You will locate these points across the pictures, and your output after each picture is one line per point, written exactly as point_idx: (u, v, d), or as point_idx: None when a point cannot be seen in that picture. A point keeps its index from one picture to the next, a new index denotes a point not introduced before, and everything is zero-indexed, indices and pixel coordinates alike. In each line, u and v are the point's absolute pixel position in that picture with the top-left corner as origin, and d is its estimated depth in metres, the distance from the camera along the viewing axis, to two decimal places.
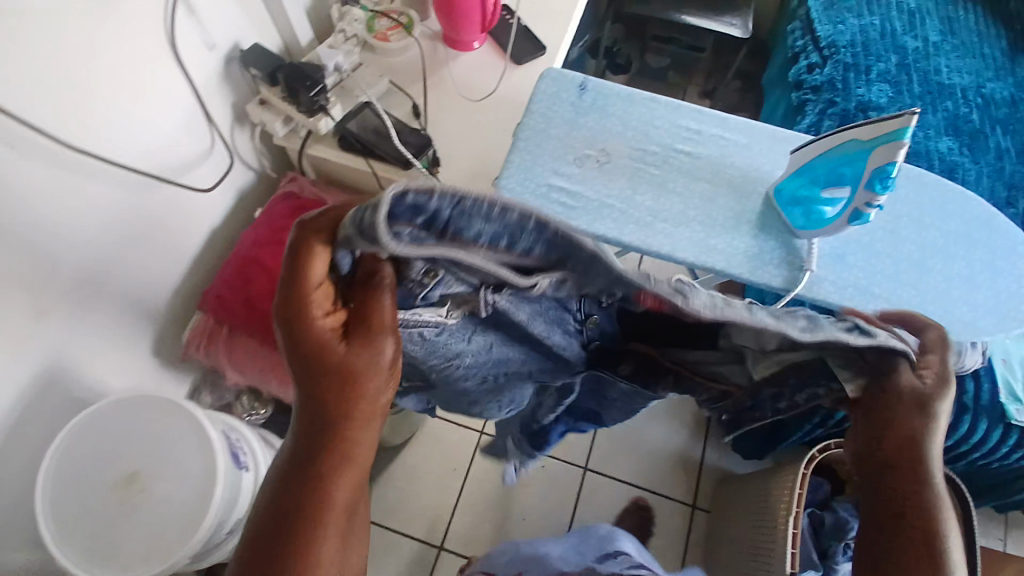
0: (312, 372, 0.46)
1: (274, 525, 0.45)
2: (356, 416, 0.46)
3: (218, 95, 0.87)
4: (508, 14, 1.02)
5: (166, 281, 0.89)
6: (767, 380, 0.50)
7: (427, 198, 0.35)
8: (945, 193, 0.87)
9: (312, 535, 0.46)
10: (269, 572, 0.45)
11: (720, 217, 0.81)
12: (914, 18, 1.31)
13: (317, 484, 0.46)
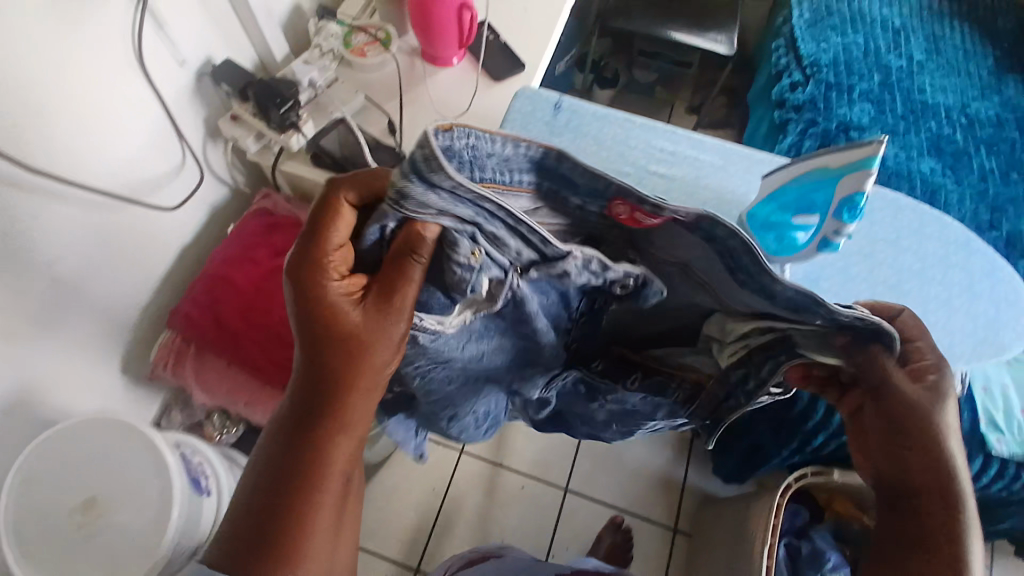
0: (325, 337, 0.55)
1: (285, 466, 0.55)
2: (362, 379, 0.56)
3: (191, 112, 0.86)
4: (487, 31, 1.02)
5: (134, 298, 0.88)
6: (734, 364, 0.55)
7: (453, 141, 0.43)
8: (920, 216, 0.86)
9: (316, 473, 0.55)
10: (277, 497, 0.55)
11: None
12: (899, 36, 1.30)
13: (327, 431, 0.56)
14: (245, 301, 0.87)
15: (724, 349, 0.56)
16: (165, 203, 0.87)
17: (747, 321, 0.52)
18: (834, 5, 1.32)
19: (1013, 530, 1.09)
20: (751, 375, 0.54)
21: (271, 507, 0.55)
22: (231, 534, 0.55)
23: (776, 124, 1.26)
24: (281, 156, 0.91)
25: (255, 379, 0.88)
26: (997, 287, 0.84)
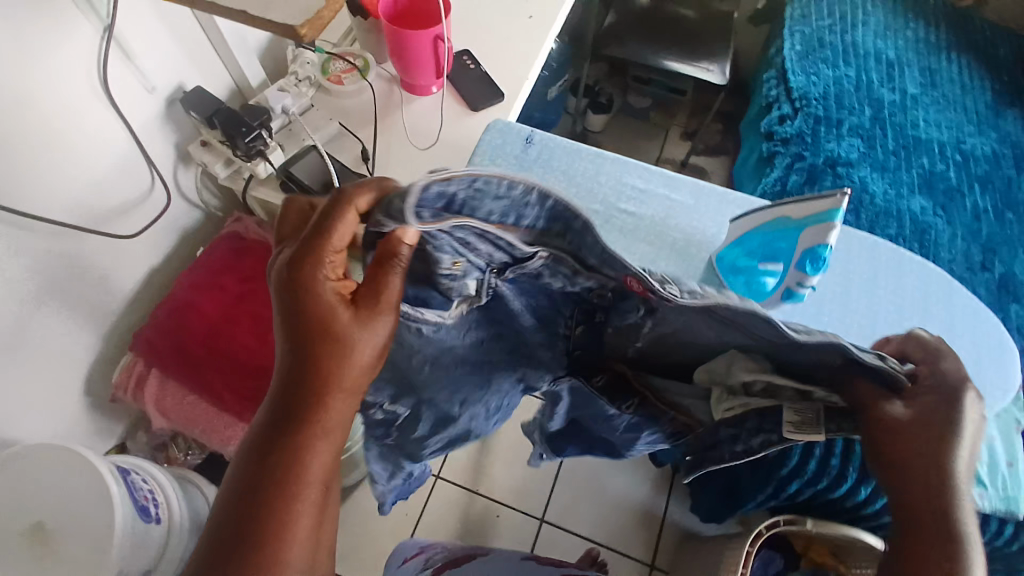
0: (312, 340, 0.52)
1: (261, 478, 0.52)
2: (347, 383, 0.53)
3: (161, 137, 0.86)
4: (467, 59, 1.01)
5: (98, 321, 0.88)
6: (726, 420, 0.54)
7: (446, 185, 0.41)
8: (892, 255, 0.83)
9: (292, 483, 0.52)
10: (252, 506, 0.51)
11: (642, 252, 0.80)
12: (892, 69, 1.27)
13: (305, 438, 0.52)
14: (208, 327, 0.87)
15: (722, 399, 0.54)
16: (127, 230, 0.87)
17: (751, 372, 0.52)
18: (826, 37, 1.31)
19: None
20: (742, 438, 0.54)
21: (245, 520, 0.51)
22: (202, 551, 0.51)
23: (764, 156, 1.24)
24: (251, 183, 0.90)
25: (212, 407, 0.86)
26: (977, 339, 0.80)
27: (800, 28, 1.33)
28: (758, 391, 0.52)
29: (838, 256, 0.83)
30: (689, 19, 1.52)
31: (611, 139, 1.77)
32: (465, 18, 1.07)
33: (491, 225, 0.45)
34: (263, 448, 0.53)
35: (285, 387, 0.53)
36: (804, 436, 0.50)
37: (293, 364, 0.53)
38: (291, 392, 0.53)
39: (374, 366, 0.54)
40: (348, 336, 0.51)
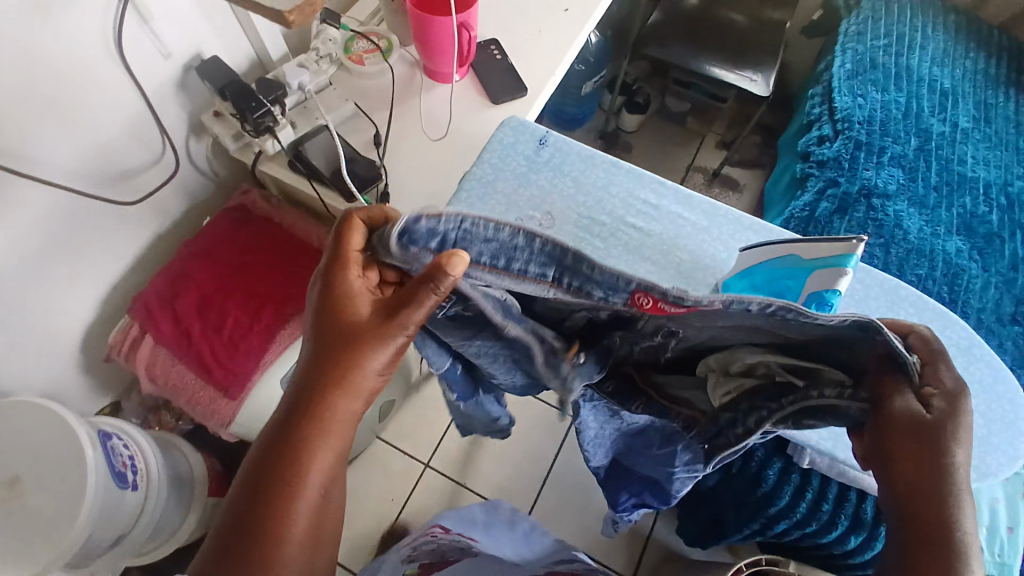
0: (330, 342, 0.53)
1: (264, 471, 0.52)
2: (352, 386, 0.53)
3: (172, 104, 0.85)
4: (493, 49, 0.98)
5: (99, 281, 0.89)
6: (722, 405, 0.53)
7: (436, 222, 0.44)
8: (914, 300, 0.78)
9: (288, 484, 0.52)
10: (252, 503, 0.52)
11: (647, 258, 0.77)
12: (946, 99, 1.19)
13: (307, 437, 0.52)
14: (203, 298, 0.88)
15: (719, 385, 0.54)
16: (127, 198, 0.87)
17: (748, 354, 0.52)
18: (879, 58, 1.23)
19: None
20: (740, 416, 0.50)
21: (246, 512, 0.52)
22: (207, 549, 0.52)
23: (797, 177, 1.18)
24: (261, 158, 0.90)
25: (198, 378, 0.86)
26: (993, 403, 0.74)
27: (853, 46, 1.26)
28: (752, 371, 0.52)
29: (854, 294, 0.78)
30: (738, 24, 1.45)
31: (644, 141, 1.71)
32: (496, 6, 1.04)
33: (480, 265, 0.46)
34: (272, 443, 0.53)
35: (301, 386, 0.54)
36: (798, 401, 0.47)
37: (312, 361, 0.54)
38: (304, 391, 0.53)
39: (383, 373, 0.54)
40: (359, 342, 0.52)
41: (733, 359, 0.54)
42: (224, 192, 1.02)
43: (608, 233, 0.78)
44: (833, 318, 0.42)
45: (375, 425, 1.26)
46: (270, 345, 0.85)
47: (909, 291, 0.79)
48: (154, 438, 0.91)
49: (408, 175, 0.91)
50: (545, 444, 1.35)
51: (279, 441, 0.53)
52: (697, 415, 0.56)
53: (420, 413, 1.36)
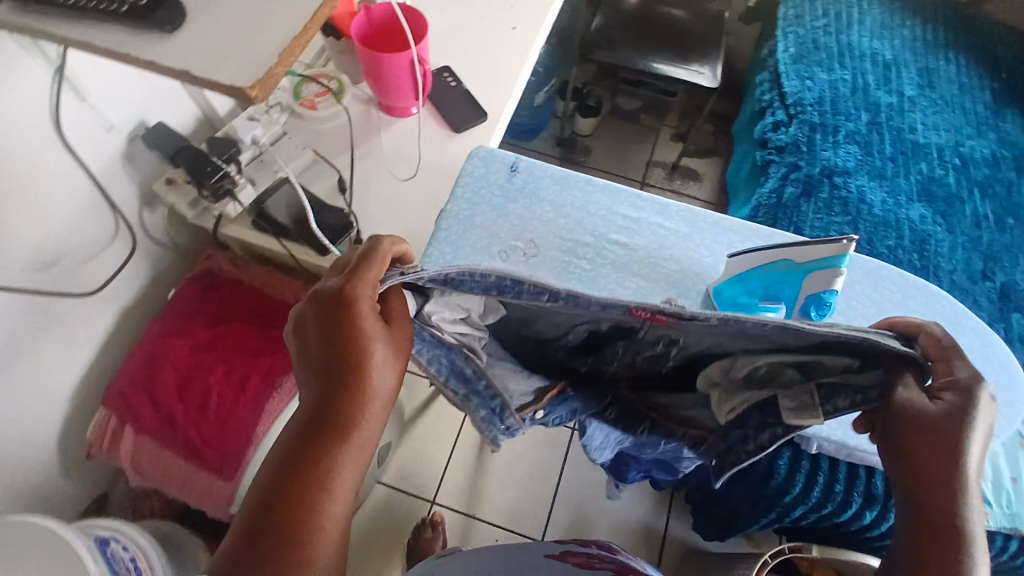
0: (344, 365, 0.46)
1: (274, 517, 0.44)
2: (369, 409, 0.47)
3: (122, 178, 0.81)
4: (448, 76, 0.94)
5: (68, 375, 0.83)
6: (733, 421, 0.51)
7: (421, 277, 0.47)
8: (894, 277, 0.80)
9: (311, 533, 0.44)
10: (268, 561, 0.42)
11: (634, 283, 0.76)
12: (889, 70, 1.23)
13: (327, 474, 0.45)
14: (182, 375, 0.83)
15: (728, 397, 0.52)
16: (87, 285, 0.82)
17: (749, 357, 0.50)
18: (820, 39, 1.26)
19: None
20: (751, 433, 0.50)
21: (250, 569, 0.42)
22: None
23: (758, 164, 1.21)
24: (222, 222, 0.85)
25: (187, 462, 0.82)
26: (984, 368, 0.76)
27: (794, 30, 1.29)
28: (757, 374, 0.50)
29: (847, 291, 0.78)
30: (681, 20, 1.47)
31: (601, 143, 1.72)
32: (444, 31, 1.01)
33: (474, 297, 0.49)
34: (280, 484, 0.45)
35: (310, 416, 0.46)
36: (803, 422, 0.46)
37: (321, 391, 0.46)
38: (314, 421, 0.46)
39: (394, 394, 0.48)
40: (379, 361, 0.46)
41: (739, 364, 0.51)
42: (187, 259, 0.97)
43: (594, 256, 0.77)
44: (825, 328, 0.42)
45: (376, 470, 1.22)
46: (260, 415, 0.81)
47: (891, 270, 0.80)
48: (150, 532, 0.86)
49: (379, 216, 0.88)
50: (548, 460, 1.34)
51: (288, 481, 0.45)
52: (705, 433, 0.55)
53: (419, 449, 1.33)
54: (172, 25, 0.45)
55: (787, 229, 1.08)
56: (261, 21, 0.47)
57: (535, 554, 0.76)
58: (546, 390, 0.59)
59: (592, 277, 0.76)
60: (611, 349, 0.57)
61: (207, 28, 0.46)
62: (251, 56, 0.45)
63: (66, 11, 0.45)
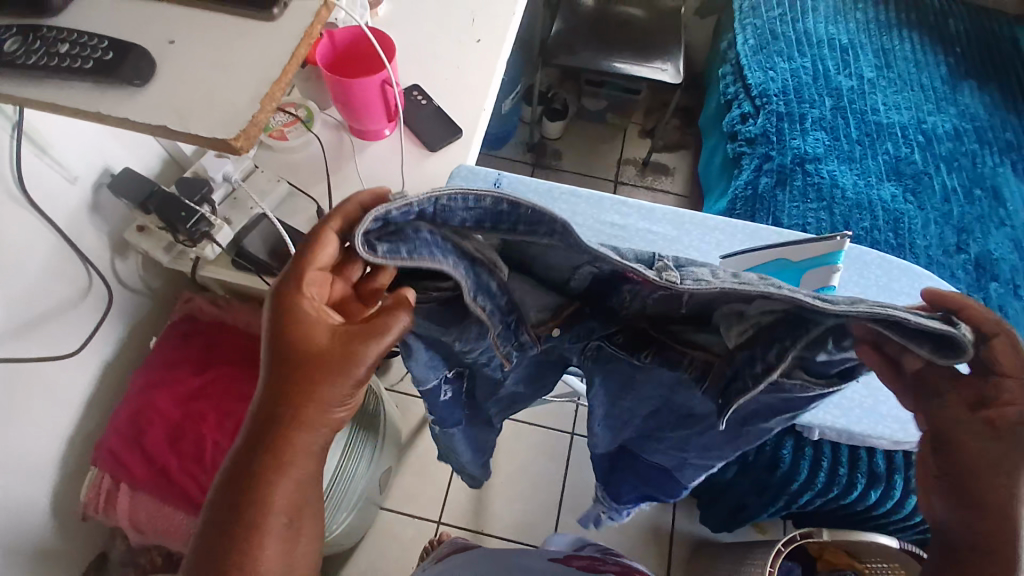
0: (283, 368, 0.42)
1: (212, 546, 0.41)
2: (305, 419, 0.42)
3: (91, 230, 0.78)
4: (418, 95, 0.92)
5: (54, 440, 0.80)
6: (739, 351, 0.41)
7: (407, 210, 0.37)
8: (880, 262, 0.81)
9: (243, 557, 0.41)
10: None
11: (634, 234, 0.80)
12: (847, 55, 1.26)
13: (258, 490, 0.41)
14: (173, 427, 0.80)
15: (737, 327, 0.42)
16: (65, 346, 0.78)
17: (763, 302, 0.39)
18: (778, 29, 1.29)
19: None
20: (760, 355, 0.40)
21: None
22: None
23: (729, 157, 1.22)
24: (199, 264, 0.82)
25: (187, 516, 0.79)
26: None
27: (751, 21, 1.31)
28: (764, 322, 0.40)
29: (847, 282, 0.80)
30: (639, 19, 1.49)
31: (571, 146, 1.72)
32: (410, 49, 0.99)
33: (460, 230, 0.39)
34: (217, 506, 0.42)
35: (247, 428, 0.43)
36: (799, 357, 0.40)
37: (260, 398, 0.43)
38: (251, 437, 0.43)
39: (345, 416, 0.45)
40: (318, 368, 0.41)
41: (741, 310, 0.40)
42: (165, 304, 0.94)
43: (589, 218, 0.81)
44: (848, 307, 0.35)
45: (379, 497, 1.20)
46: None
47: (878, 258, 0.82)
48: None
49: None
50: (550, 470, 1.33)
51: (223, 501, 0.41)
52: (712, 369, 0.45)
53: (420, 471, 1.31)
54: (140, 78, 0.46)
55: (766, 220, 1.09)
56: (231, 67, 0.47)
57: (539, 558, 0.75)
58: (563, 308, 0.47)
59: (596, 228, 0.80)
60: (620, 294, 0.45)
61: (176, 77, 0.46)
62: (228, 105, 0.45)
63: (30, 72, 0.44)
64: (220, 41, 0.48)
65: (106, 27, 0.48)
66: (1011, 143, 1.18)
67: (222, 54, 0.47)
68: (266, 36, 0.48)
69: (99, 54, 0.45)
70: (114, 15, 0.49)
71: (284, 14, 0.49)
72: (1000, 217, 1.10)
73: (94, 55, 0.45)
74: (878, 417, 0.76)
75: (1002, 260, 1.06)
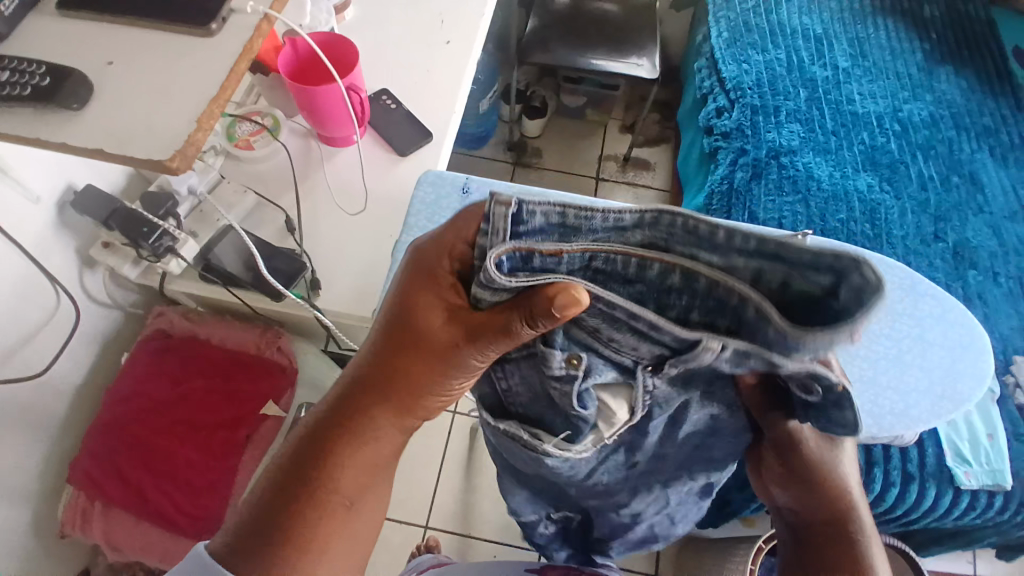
0: (344, 383, 0.50)
1: (304, 451, 0.48)
2: (402, 397, 0.48)
3: (57, 249, 0.77)
4: (386, 98, 0.91)
5: (24, 462, 0.79)
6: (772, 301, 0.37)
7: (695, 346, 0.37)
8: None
9: (313, 488, 0.46)
10: (301, 480, 0.46)
11: None
12: (821, 45, 1.26)
13: (343, 450, 0.47)
14: (147, 445, 0.80)
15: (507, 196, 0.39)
16: (35, 365, 0.77)
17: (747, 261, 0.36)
18: (752, 21, 1.28)
19: (1006, 548, 1.00)
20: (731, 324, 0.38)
21: (288, 498, 0.46)
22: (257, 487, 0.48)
23: (706, 152, 1.20)
24: (167, 278, 0.83)
25: (164, 532, 0.79)
26: (948, 330, 0.76)
27: (724, 14, 1.29)
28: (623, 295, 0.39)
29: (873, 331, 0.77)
30: (613, 15, 1.47)
31: (551, 143, 1.67)
32: (375, 54, 0.97)
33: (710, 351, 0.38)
34: (235, 545, 0.46)
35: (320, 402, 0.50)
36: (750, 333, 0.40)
37: (319, 407, 0.49)
38: (360, 407, 0.48)
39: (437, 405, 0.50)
40: (430, 365, 0.47)
41: (511, 242, 0.37)
42: (136, 321, 0.93)
43: None
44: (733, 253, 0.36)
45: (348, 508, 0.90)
46: (234, 474, 0.81)
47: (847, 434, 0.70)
48: None
49: (331, 251, 0.83)
50: None
51: (236, 543, 0.46)
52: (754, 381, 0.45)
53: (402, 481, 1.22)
54: (77, 102, 0.45)
55: (743, 215, 1.07)
56: (172, 89, 0.46)
57: (516, 569, 0.74)
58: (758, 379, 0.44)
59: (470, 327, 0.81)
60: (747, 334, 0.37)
61: (114, 102, 0.46)
62: (166, 127, 0.45)
63: None
64: (159, 61, 0.47)
65: (42, 50, 0.47)
66: (989, 128, 1.18)
67: (162, 75, 0.47)
68: (204, 53, 0.48)
69: (36, 80, 0.44)
70: (51, 39, 0.48)
71: (223, 29, 0.48)
72: (978, 204, 1.10)
73: (31, 81, 0.44)
74: (877, 388, 0.72)
75: (980, 248, 1.06)
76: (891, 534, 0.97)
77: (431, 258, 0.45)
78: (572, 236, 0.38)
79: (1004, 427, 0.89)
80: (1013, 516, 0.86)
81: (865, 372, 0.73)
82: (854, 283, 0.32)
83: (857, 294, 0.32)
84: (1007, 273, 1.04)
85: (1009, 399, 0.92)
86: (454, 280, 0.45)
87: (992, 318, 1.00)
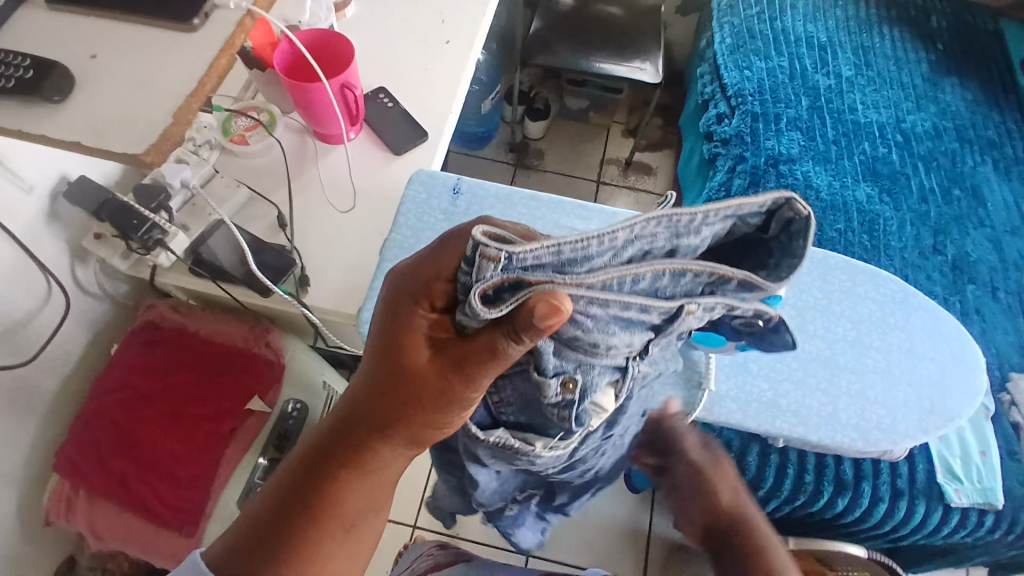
0: (340, 418, 0.49)
1: (301, 480, 0.48)
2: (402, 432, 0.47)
3: (49, 238, 0.77)
4: (383, 97, 0.91)
5: (11, 448, 0.79)
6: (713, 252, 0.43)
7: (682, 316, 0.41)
8: (791, 410, 0.70)
9: (312, 513, 0.47)
10: (299, 507, 0.47)
11: None
12: (825, 53, 1.24)
13: (343, 481, 0.47)
14: (132, 438, 0.80)
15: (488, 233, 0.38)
16: (25, 353, 0.78)
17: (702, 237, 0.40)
18: (756, 27, 1.27)
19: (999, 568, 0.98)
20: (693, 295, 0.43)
21: (284, 520, 0.47)
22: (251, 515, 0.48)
23: (705, 159, 1.19)
24: (158, 271, 0.83)
25: (145, 524, 0.79)
26: (940, 345, 0.75)
27: (729, 19, 1.28)
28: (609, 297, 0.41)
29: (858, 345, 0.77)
30: (618, 18, 1.47)
31: (552, 145, 1.67)
32: (373, 52, 0.98)
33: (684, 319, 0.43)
34: (227, 556, 0.47)
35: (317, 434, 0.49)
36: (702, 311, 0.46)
37: (315, 436, 0.49)
38: (359, 441, 0.47)
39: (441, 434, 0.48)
40: (426, 402, 0.45)
41: (502, 273, 0.36)
42: (127, 311, 0.93)
43: None
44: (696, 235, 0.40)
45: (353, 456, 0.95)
46: (218, 467, 0.81)
47: (831, 448, 0.69)
48: None
49: (321, 247, 0.83)
50: None
51: (232, 552, 0.47)
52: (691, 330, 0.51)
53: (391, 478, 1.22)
54: (61, 95, 0.45)
55: None
56: (153, 84, 0.46)
57: None
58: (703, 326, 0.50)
59: None
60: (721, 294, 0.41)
61: (96, 95, 0.46)
62: (146, 121, 0.45)
63: None
64: (142, 55, 0.48)
65: (27, 41, 0.47)
66: (994, 141, 1.16)
67: (144, 69, 0.47)
68: (187, 48, 0.48)
69: (19, 72, 0.43)
70: (37, 31, 0.48)
71: (206, 25, 0.49)
72: (979, 218, 1.09)
73: (15, 73, 0.43)
74: (864, 402, 0.71)
75: (979, 262, 1.04)
76: (880, 549, 0.96)
77: (414, 289, 0.44)
78: (565, 269, 0.37)
79: (996, 445, 0.88)
80: (1004, 536, 0.85)
81: (852, 383, 0.72)
82: (784, 214, 0.40)
83: (785, 224, 0.40)
84: (1006, 289, 1.03)
85: (1003, 417, 0.91)
86: (434, 312, 0.44)
87: (988, 333, 0.98)
